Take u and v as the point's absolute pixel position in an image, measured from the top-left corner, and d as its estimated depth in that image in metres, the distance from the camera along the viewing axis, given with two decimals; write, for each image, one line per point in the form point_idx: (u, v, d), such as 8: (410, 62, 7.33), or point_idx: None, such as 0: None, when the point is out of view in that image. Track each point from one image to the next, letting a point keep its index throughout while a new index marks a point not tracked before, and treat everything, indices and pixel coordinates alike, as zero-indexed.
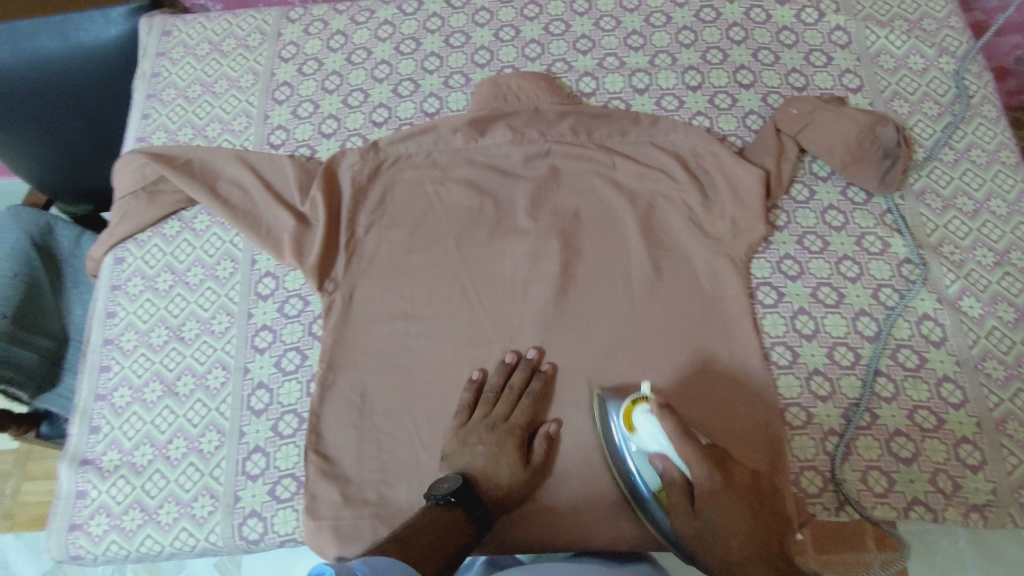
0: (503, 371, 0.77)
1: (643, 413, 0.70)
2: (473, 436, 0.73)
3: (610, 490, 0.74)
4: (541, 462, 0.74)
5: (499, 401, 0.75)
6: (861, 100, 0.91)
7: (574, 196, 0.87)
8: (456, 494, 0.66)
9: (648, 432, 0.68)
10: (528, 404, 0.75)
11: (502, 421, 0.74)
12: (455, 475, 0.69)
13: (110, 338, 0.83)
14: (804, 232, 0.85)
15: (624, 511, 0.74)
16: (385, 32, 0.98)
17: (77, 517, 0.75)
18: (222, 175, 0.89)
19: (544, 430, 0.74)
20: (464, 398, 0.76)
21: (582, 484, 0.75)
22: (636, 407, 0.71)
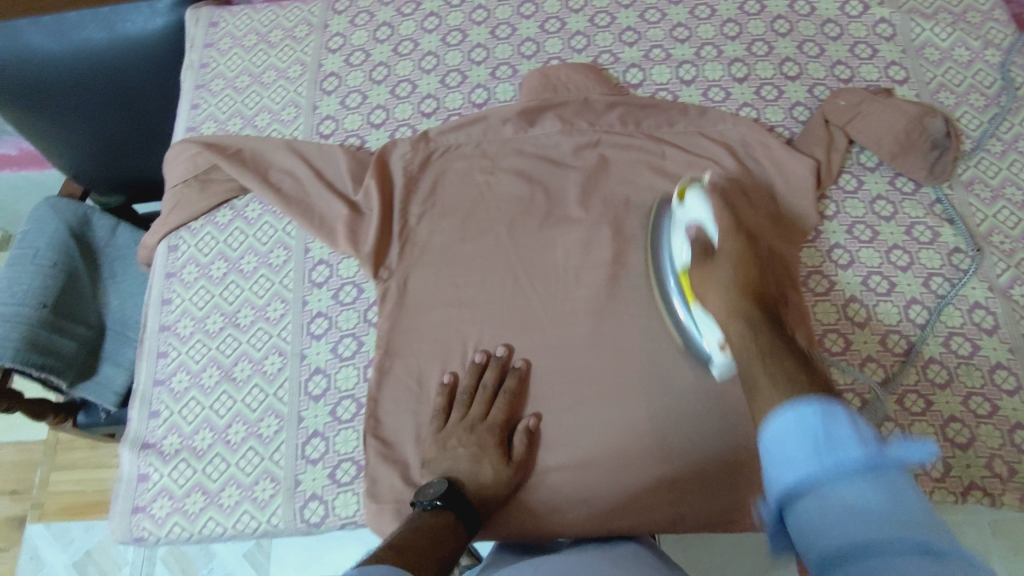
0: (475, 370, 0.78)
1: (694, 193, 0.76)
2: (452, 439, 0.74)
3: (665, 477, 0.75)
4: (523, 457, 0.75)
5: (474, 401, 0.76)
6: (907, 92, 0.91)
7: (626, 186, 0.87)
8: (443, 498, 0.67)
9: (694, 205, 0.75)
10: (505, 401, 0.76)
11: (479, 420, 0.75)
12: (440, 481, 0.69)
13: (166, 325, 0.84)
14: (853, 221, 0.85)
15: (678, 497, 0.74)
16: (432, 24, 0.99)
17: (140, 499, 0.77)
18: (274, 164, 0.89)
19: (523, 426, 0.76)
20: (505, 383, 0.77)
21: (636, 472, 0.75)
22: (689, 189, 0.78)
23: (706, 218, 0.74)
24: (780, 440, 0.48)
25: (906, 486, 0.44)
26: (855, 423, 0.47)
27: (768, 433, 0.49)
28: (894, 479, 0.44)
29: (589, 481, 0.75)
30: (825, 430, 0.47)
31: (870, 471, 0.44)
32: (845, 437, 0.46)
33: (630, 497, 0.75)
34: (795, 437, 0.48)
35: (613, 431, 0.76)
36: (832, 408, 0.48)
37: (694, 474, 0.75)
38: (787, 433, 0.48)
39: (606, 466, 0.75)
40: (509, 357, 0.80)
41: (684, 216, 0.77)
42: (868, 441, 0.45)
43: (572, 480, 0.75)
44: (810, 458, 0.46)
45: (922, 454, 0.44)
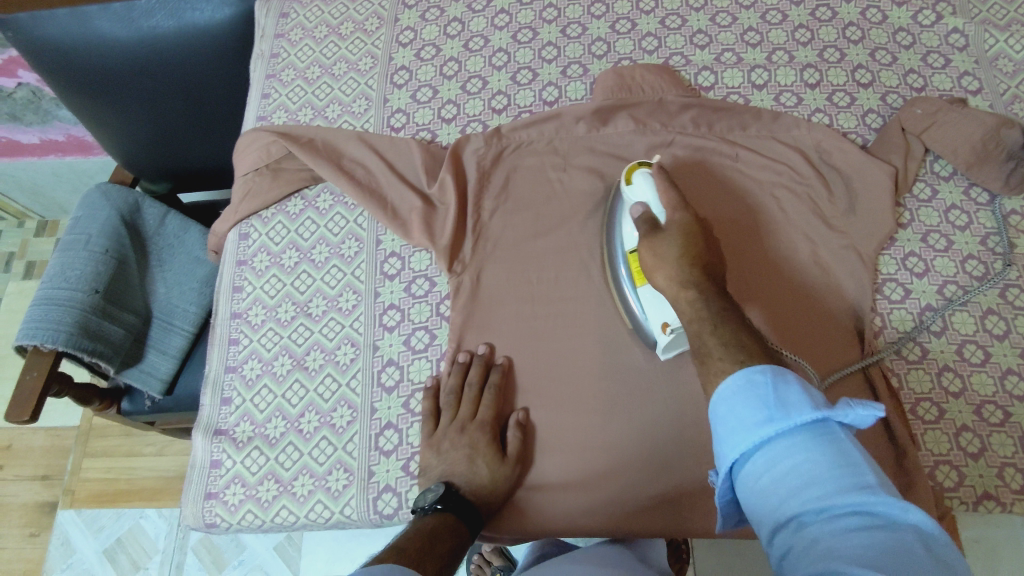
0: (458, 371, 0.78)
1: (642, 172, 0.76)
2: (444, 442, 0.74)
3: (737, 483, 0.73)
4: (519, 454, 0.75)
5: (462, 402, 0.76)
6: (981, 102, 0.91)
7: (700, 189, 0.87)
8: (443, 501, 0.68)
9: (641, 186, 0.75)
10: (491, 398, 0.76)
11: (469, 421, 0.75)
12: (439, 483, 0.70)
13: (238, 312, 0.85)
14: (928, 230, 0.85)
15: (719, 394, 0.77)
16: (503, 21, 0.99)
17: (212, 486, 0.76)
18: (345, 154, 0.89)
19: (513, 420, 0.76)
20: (495, 386, 0.76)
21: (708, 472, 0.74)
22: (637, 168, 0.77)
23: (651, 197, 0.73)
24: (729, 403, 0.52)
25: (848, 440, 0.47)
26: (806, 389, 0.50)
27: (721, 402, 0.52)
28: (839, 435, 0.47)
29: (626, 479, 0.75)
30: (776, 392, 0.50)
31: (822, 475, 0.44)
32: (794, 398, 0.49)
33: (657, 499, 0.74)
34: (743, 396, 0.51)
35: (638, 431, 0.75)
36: (783, 373, 0.51)
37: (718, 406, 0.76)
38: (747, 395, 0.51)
39: (636, 466, 0.75)
40: (491, 355, 0.79)
41: (630, 197, 0.76)
42: (817, 403, 0.48)
43: (637, 479, 0.74)
44: (764, 421, 0.48)
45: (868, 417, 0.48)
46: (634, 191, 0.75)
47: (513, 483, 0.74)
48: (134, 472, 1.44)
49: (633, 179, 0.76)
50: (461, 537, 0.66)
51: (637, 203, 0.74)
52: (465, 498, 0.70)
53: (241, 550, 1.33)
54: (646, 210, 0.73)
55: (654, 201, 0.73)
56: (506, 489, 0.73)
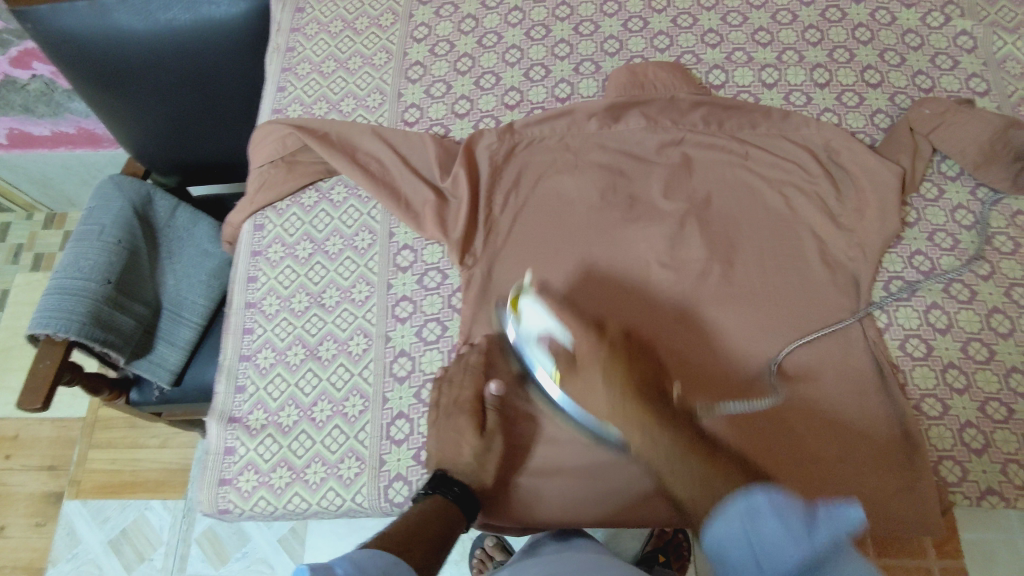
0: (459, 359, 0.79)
1: (528, 301, 0.77)
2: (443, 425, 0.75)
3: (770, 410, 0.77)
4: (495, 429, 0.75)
5: (449, 389, 0.77)
6: (989, 103, 0.92)
7: (708, 186, 0.88)
8: (431, 485, 0.70)
9: (532, 315, 0.76)
10: (471, 380, 0.76)
11: (453, 404, 0.75)
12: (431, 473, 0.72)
13: (252, 302, 0.85)
14: (934, 229, 0.86)
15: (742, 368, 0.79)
16: (516, 18, 1.00)
17: (226, 472, 0.77)
18: (360, 148, 0.90)
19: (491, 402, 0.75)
20: (477, 363, 0.78)
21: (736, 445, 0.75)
22: (520, 297, 0.78)
23: (549, 322, 0.75)
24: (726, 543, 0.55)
25: (849, 553, 0.51)
26: (783, 514, 0.53)
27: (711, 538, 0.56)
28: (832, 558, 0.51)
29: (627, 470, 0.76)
30: (759, 531, 0.53)
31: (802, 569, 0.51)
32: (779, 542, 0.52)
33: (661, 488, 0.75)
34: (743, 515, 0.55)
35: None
36: (754, 500, 0.55)
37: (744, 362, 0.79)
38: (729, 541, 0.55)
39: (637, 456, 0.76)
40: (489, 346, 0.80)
41: (524, 330, 0.76)
42: (799, 539, 0.52)
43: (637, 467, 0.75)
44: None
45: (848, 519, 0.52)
46: (529, 320, 0.76)
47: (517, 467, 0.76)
48: (139, 464, 1.45)
49: (520, 309, 0.77)
50: (454, 514, 0.67)
51: (542, 335, 0.75)
52: (457, 480, 0.71)
53: (245, 542, 1.34)
54: (551, 336, 0.75)
55: (555, 329, 0.75)
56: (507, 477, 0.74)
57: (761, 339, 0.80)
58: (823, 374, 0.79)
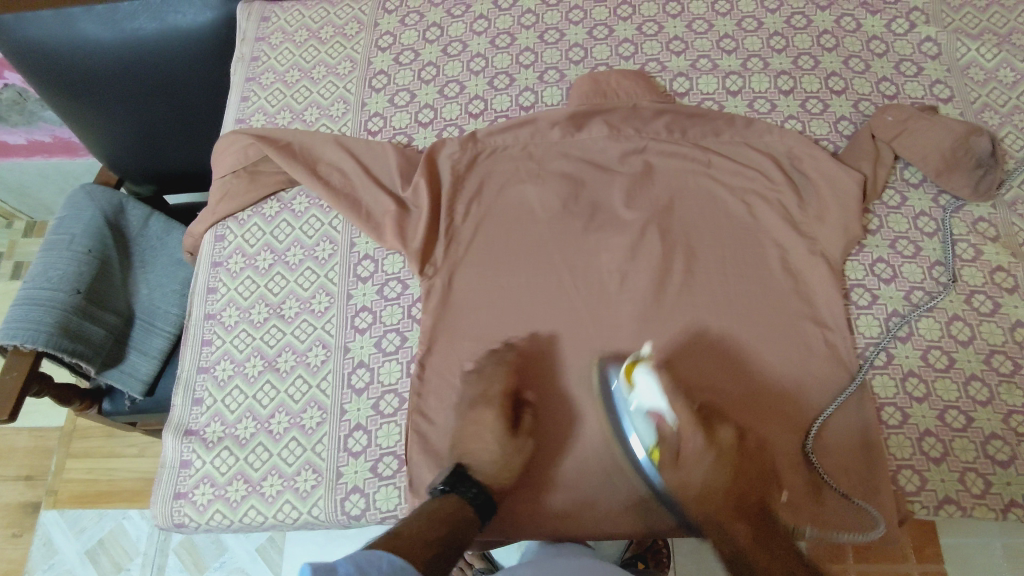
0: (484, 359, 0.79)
1: (644, 371, 0.73)
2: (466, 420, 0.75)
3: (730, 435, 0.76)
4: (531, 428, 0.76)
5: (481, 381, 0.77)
6: (951, 110, 0.92)
7: (670, 195, 0.88)
8: (448, 483, 0.70)
9: (646, 391, 0.72)
10: (506, 377, 0.77)
11: (481, 398, 0.75)
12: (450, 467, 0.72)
13: (212, 313, 0.85)
14: (896, 236, 0.86)
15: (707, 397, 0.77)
16: (481, 26, 1.00)
17: (181, 485, 0.76)
18: (322, 158, 0.90)
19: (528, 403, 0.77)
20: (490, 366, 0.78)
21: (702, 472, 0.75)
22: (637, 365, 0.74)
23: (663, 403, 0.71)
24: None
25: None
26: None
27: None
28: None
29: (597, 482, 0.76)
30: None
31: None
32: None
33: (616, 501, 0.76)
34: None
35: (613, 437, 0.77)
36: None
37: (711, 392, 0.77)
38: None
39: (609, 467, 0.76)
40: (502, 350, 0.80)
41: (637, 401, 0.73)
42: None
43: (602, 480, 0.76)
44: None
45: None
46: (643, 397, 0.72)
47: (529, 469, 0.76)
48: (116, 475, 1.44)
49: (634, 380, 0.73)
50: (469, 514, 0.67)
51: (652, 413, 0.72)
52: (475, 479, 0.71)
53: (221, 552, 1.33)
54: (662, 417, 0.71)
55: (668, 411, 0.71)
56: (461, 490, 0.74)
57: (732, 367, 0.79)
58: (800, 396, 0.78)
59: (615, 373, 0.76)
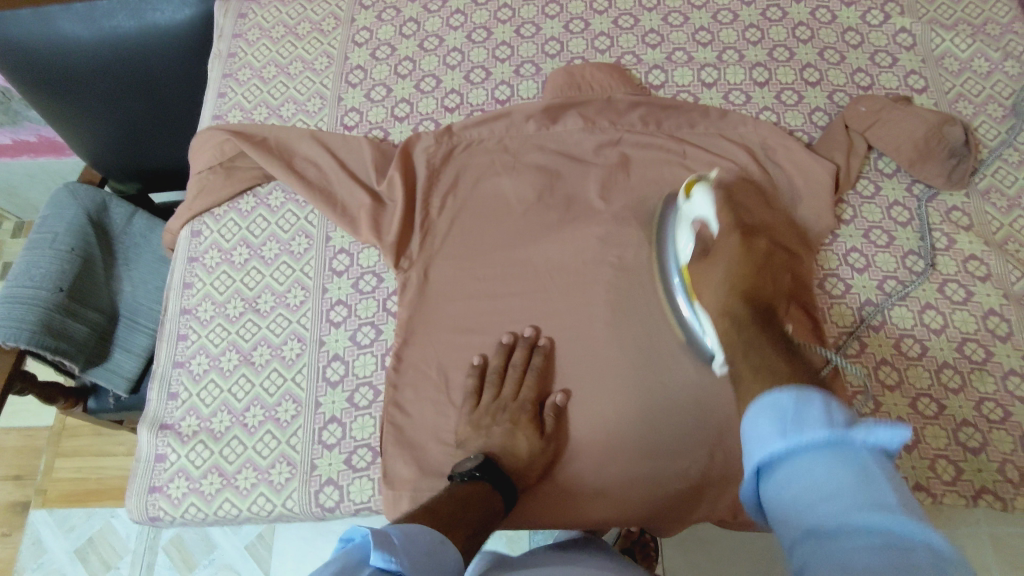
0: (502, 351, 0.79)
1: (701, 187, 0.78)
2: (485, 417, 0.75)
3: (697, 417, 0.77)
4: (553, 432, 0.76)
5: (505, 380, 0.77)
6: (926, 101, 0.92)
7: (646, 186, 0.88)
8: (481, 469, 0.69)
9: (699, 200, 0.77)
10: (534, 379, 0.77)
11: (510, 400, 0.76)
12: (477, 454, 0.71)
13: (188, 308, 0.85)
14: (870, 226, 0.86)
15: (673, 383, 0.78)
16: (458, 21, 1.00)
17: (156, 479, 0.77)
18: (299, 153, 0.90)
19: (552, 402, 0.77)
20: (494, 363, 0.78)
21: (675, 455, 0.76)
22: (695, 185, 0.80)
23: (709, 212, 0.75)
24: (755, 423, 0.45)
25: (889, 472, 0.40)
26: (829, 407, 0.43)
27: (747, 416, 0.46)
28: (864, 461, 0.40)
29: (579, 469, 0.77)
30: (798, 412, 0.43)
31: (836, 455, 0.41)
32: (816, 417, 0.42)
33: (596, 493, 0.77)
34: (766, 410, 0.45)
35: (592, 423, 0.78)
36: (807, 393, 0.44)
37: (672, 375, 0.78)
38: (766, 417, 0.44)
39: (591, 453, 0.77)
40: (536, 337, 0.80)
41: (689, 211, 0.78)
42: (836, 422, 0.42)
43: (588, 471, 0.77)
44: (777, 437, 0.43)
45: (896, 436, 0.41)
46: (694, 207, 0.78)
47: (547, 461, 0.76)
48: (104, 473, 1.44)
49: (693, 194, 0.79)
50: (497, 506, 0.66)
51: (697, 220, 0.76)
52: (504, 471, 0.70)
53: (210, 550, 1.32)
54: (704, 225, 0.76)
55: (712, 218, 0.75)
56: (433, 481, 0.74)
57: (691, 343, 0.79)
58: None
59: (678, 198, 0.82)
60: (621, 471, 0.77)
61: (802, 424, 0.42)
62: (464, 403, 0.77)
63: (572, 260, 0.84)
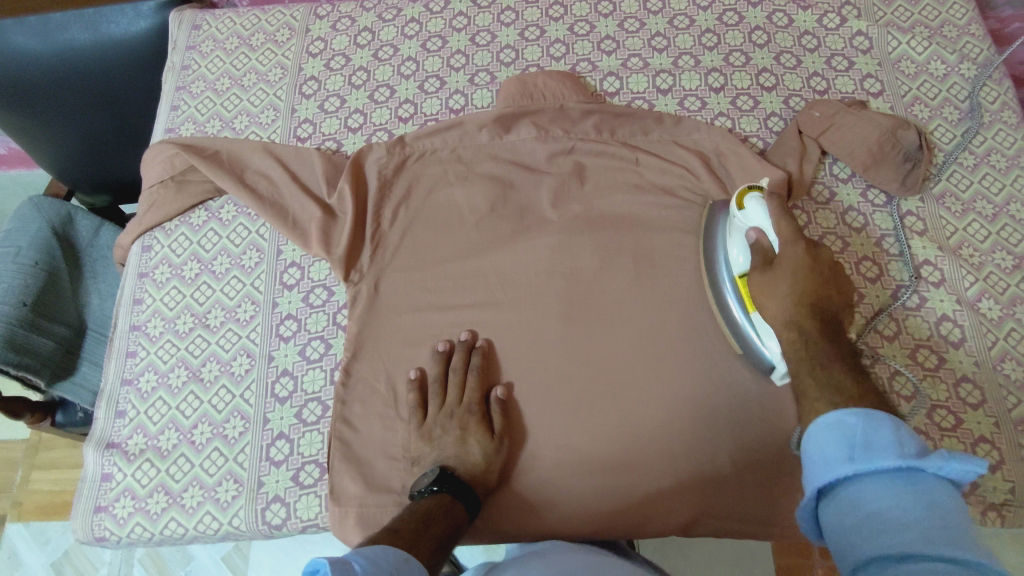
0: (439, 361, 0.79)
1: (755, 199, 0.75)
2: (436, 429, 0.75)
3: (650, 423, 0.76)
4: (504, 428, 0.76)
5: (448, 387, 0.77)
6: (882, 104, 0.92)
7: (600, 194, 0.87)
8: (438, 483, 0.69)
9: (754, 210, 0.74)
10: (475, 380, 0.77)
11: (456, 404, 0.76)
12: (434, 468, 0.71)
13: (137, 324, 0.85)
14: (824, 232, 0.85)
15: (626, 389, 0.78)
16: (413, 30, 1.00)
17: (102, 499, 0.76)
18: (250, 166, 0.89)
19: (494, 398, 0.77)
20: (432, 371, 0.78)
21: (629, 461, 0.75)
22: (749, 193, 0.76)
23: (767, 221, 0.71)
24: (819, 446, 0.51)
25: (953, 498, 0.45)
26: (899, 432, 0.49)
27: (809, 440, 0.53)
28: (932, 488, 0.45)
29: (532, 480, 0.76)
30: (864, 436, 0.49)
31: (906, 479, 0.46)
32: (883, 442, 0.48)
33: (551, 502, 0.76)
34: (833, 431, 0.51)
35: (545, 434, 0.77)
36: (875, 418, 0.51)
37: (626, 380, 0.78)
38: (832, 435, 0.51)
39: (544, 466, 0.76)
40: (473, 340, 0.80)
41: (742, 222, 0.75)
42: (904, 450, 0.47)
43: (543, 481, 0.76)
44: (845, 459, 0.49)
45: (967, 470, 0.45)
46: (749, 217, 0.74)
47: (503, 467, 0.75)
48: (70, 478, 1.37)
49: (745, 204, 0.75)
50: (459, 516, 0.66)
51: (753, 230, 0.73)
52: (461, 480, 0.70)
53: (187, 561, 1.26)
54: (761, 234, 0.72)
55: (770, 228, 0.71)
56: (379, 499, 0.73)
57: (645, 348, 0.79)
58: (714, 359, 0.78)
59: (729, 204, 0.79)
60: (575, 484, 0.76)
61: (866, 453, 0.48)
62: (411, 418, 0.76)
63: (526, 270, 0.84)
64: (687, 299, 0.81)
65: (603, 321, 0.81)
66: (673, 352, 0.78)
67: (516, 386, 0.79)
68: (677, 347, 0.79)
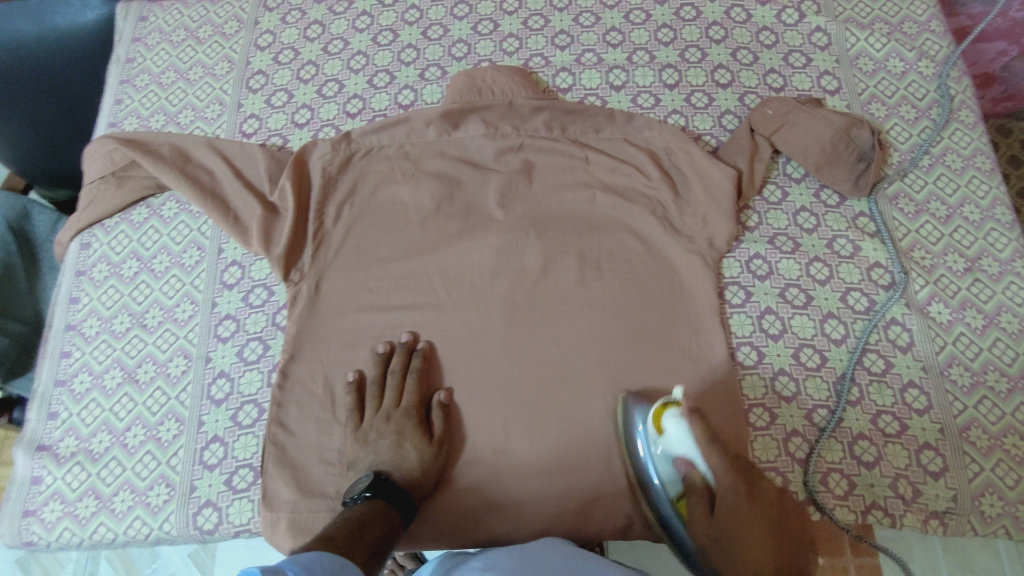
0: (378, 362, 0.77)
1: (673, 416, 0.69)
2: (371, 433, 0.73)
3: (597, 431, 0.74)
4: (444, 433, 0.74)
5: (385, 390, 0.76)
6: (838, 102, 0.90)
7: (547, 193, 0.85)
8: (372, 489, 0.66)
9: (674, 434, 0.68)
10: (414, 383, 0.75)
11: (393, 408, 0.74)
12: (369, 473, 0.69)
13: (72, 324, 0.84)
14: (775, 232, 0.84)
15: (573, 391, 0.76)
16: (364, 23, 0.98)
17: (31, 502, 0.75)
18: (193, 161, 0.87)
19: (435, 401, 0.75)
20: (371, 373, 0.77)
21: (573, 467, 0.74)
22: (666, 410, 0.70)
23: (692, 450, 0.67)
24: None
25: None
26: None
27: None
28: None
29: (473, 485, 0.74)
30: None
31: None
32: None
33: (491, 506, 0.74)
34: None
35: (486, 436, 0.75)
36: None
37: (571, 383, 0.76)
38: None
39: (480, 470, 0.75)
40: (413, 342, 0.79)
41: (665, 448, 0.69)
42: None
43: (484, 487, 0.74)
44: None
45: None
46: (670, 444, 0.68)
47: (442, 469, 0.73)
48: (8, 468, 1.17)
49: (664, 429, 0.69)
50: (393, 520, 0.64)
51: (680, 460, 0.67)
52: (397, 485, 0.68)
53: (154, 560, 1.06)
54: (690, 465, 0.67)
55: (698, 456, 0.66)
56: (311, 502, 0.72)
57: (592, 350, 0.77)
58: (660, 363, 0.76)
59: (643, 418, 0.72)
60: (516, 491, 0.74)
61: None
62: (347, 420, 0.75)
63: (470, 268, 0.82)
64: (640, 298, 0.79)
65: (549, 320, 0.79)
66: (621, 355, 0.77)
67: (458, 389, 0.77)
68: (625, 349, 0.77)
